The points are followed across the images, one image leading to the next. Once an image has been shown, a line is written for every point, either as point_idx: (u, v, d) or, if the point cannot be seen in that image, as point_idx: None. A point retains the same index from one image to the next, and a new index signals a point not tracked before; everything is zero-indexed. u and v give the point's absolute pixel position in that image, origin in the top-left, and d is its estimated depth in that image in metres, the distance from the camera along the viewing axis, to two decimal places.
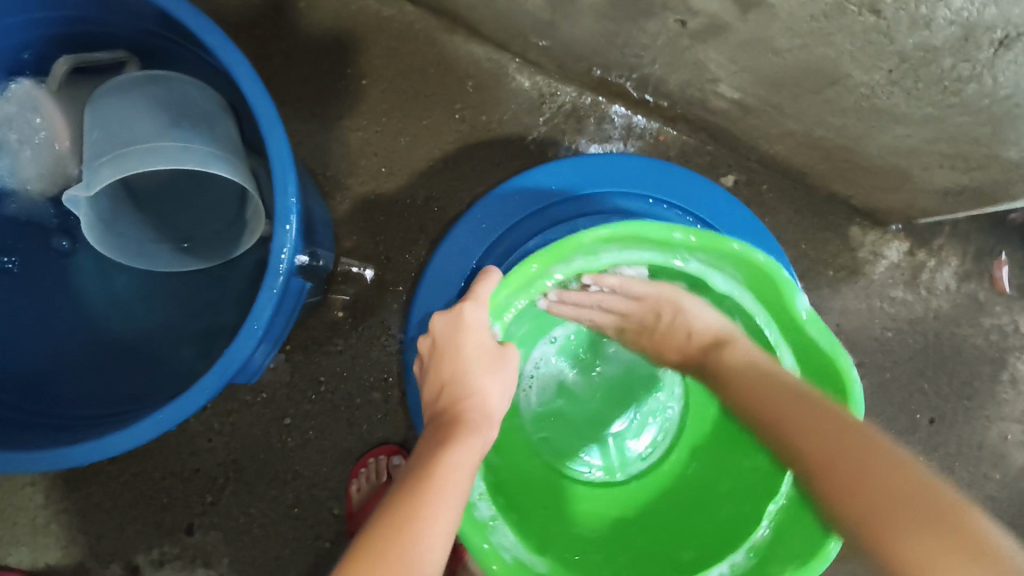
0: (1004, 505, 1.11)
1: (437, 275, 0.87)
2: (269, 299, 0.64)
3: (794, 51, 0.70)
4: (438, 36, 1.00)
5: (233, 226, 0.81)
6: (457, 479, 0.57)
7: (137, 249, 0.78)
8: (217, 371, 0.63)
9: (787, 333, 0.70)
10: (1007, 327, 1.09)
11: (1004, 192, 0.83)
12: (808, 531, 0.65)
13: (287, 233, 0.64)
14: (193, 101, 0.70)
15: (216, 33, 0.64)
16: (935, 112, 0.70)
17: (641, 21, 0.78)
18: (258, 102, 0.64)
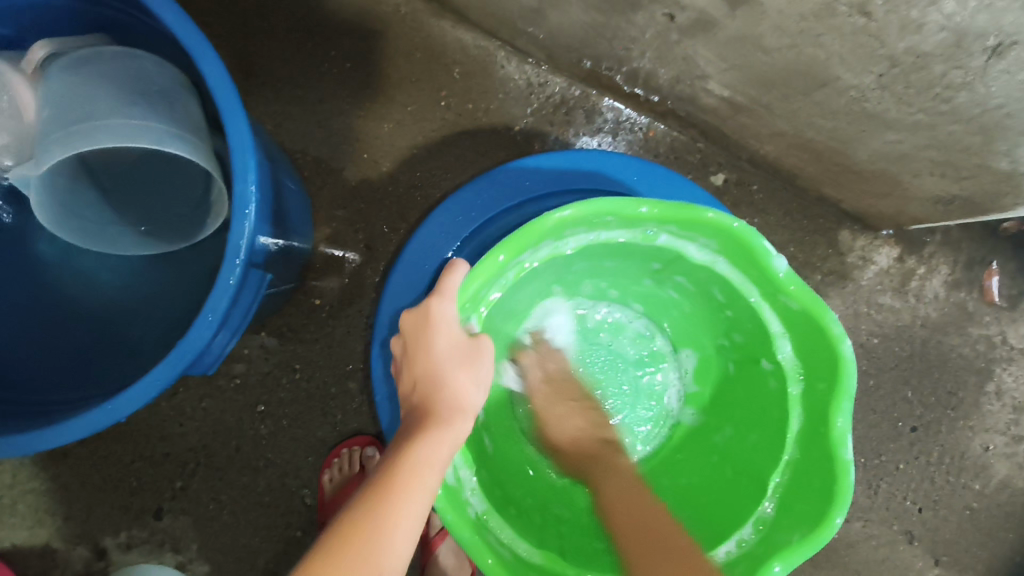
0: (982, 516, 1.10)
1: (410, 269, 0.86)
2: (225, 291, 0.62)
3: (783, 50, 0.68)
4: (426, 20, 0.98)
5: (197, 210, 0.80)
6: (428, 471, 0.56)
7: (96, 235, 0.77)
8: (170, 362, 0.62)
9: (766, 294, 0.64)
10: (995, 338, 1.08)
11: (998, 202, 0.81)
12: (818, 501, 0.60)
13: (245, 222, 0.62)
14: (151, 77, 0.68)
15: (175, 13, 0.61)
16: (926, 118, 0.68)
17: (628, 14, 0.76)
18: (221, 95, 0.61)
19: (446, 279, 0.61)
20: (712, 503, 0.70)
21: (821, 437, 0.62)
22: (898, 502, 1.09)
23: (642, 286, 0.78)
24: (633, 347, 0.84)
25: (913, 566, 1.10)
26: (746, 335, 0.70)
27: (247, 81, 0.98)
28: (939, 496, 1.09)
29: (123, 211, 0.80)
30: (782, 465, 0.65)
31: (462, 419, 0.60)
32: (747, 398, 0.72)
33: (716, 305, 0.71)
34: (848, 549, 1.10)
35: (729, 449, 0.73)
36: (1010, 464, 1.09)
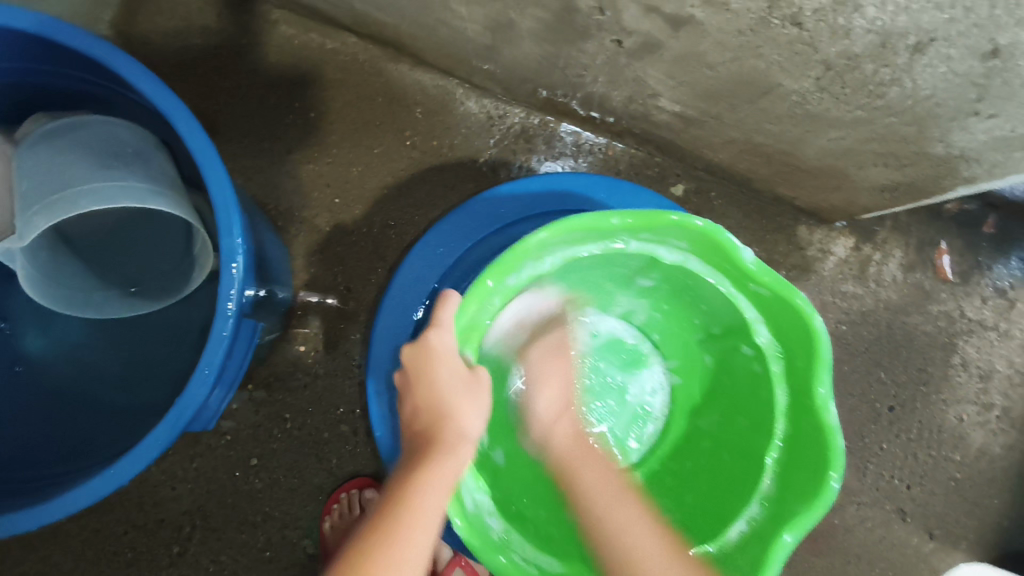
0: (967, 486, 1.15)
1: (395, 306, 0.87)
2: (221, 341, 0.63)
3: (726, 64, 0.73)
4: (384, 65, 1.01)
5: (182, 263, 0.80)
6: (433, 496, 0.58)
7: (83, 301, 0.75)
8: (171, 419, 0.62)
9: (737, 283, 0.67)
10: (953, 312, 1.15)
11: (951, 177, 0.81)
12: (812, 469, 0.62)
13: (234, 273, 0.63)
14: (123, 140, 0.69)
15: (148, 77, 0.63)
16: (864, 114, 0.73)
17: (579, 43, 0.80)
18: (201, 152, 0.63)
19: (445, 313, 0.64)
20: (715, 491, 0.72)
21: (807, 409, 0.64)
22: (887, 481, 1.13)
23: (621, 293, 0.81)
24: (617, 351, 0.87)
25: (909, 542, 1.14)
26: (724, 324, 0.73)
27: (212, 139, 0.99)
28: (924, 471, 1.14)
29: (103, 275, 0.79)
30: (777, 440, 0.67)
31: (463, 445, 0.63)
32: (733, 383, 0.75)
33: (692, 299, 0.74)
34: (847, 534, 1.12)
35: (722, 435, 0.76)
36: (984, 431, 1.15)
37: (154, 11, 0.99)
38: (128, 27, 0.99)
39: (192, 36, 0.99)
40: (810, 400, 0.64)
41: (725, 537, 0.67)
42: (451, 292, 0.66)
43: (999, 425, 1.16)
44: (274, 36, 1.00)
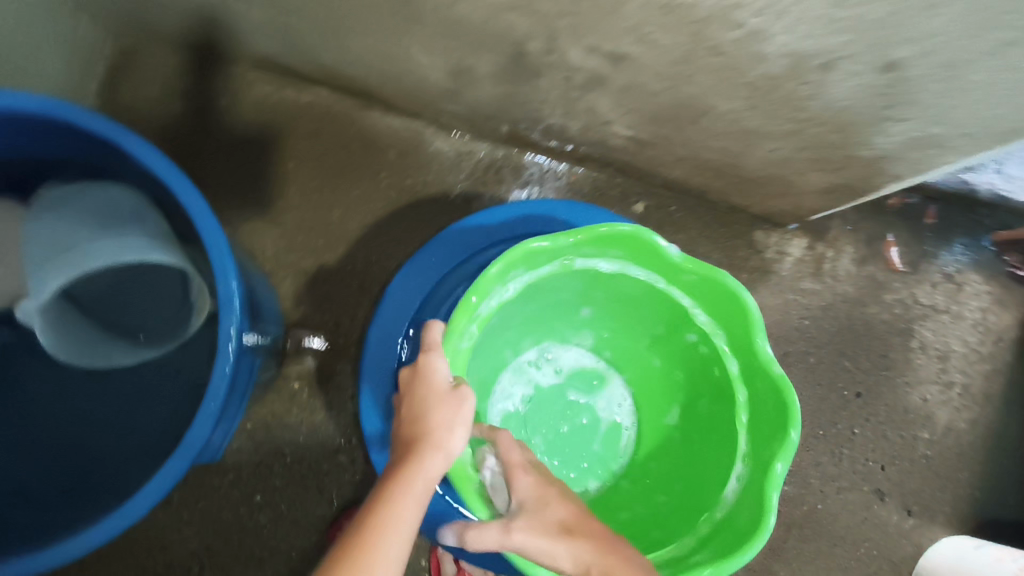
0: (938, 462, 1.22)
1: (382, 337, 0.93)
2: (224, 378, 0.68)
3: (665, 91, 0.81)
4: (357, 114, 1.08)
5: (182, 309, 0.84)
6: (404, 513, 0.59)
7: (94, 352, 0.84)
8: (182, 454, 0.66)
9: (669, 278, 0.75)
10: (907, 299, 1.22)
11: (881, 176, 0.89)
12: (776, 419, 0.69)
13: (232, 316, 0.69)
14: (121, 206, 0.78)
15: (140, 143, 0.68)
16: (794, 126, 0.81)
17: (532, 81, 0.88)
18: (193, 205, 0.69)
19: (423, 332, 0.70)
20: (700, 470, 0.78)
21: (756, 370, 0.71)
22: (863, 464, 1.20)
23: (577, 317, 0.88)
24: (581, 376, 0.94)
25: (889, 521, 1.19)
26: (665, 321, 0.80)
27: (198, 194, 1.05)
28: (896, 451, 1.21)
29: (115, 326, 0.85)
30: (741, 406, 0.73)
31: (437, 454, 0.61)
32: (687, 374, 0.82)
33: (633, 308, 0.82)
34: (830, 518, 1.18)
35: (691, 422, 0.82)
36: (949, 409, 1.23)
37: (136, 79, 1.05)
38: (112, 96, 1.04)
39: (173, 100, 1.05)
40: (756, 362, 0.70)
41: (723, 500, 0.71)
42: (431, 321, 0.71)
43: (962, 402, 1.23)
44: (251, 95, 1.06)
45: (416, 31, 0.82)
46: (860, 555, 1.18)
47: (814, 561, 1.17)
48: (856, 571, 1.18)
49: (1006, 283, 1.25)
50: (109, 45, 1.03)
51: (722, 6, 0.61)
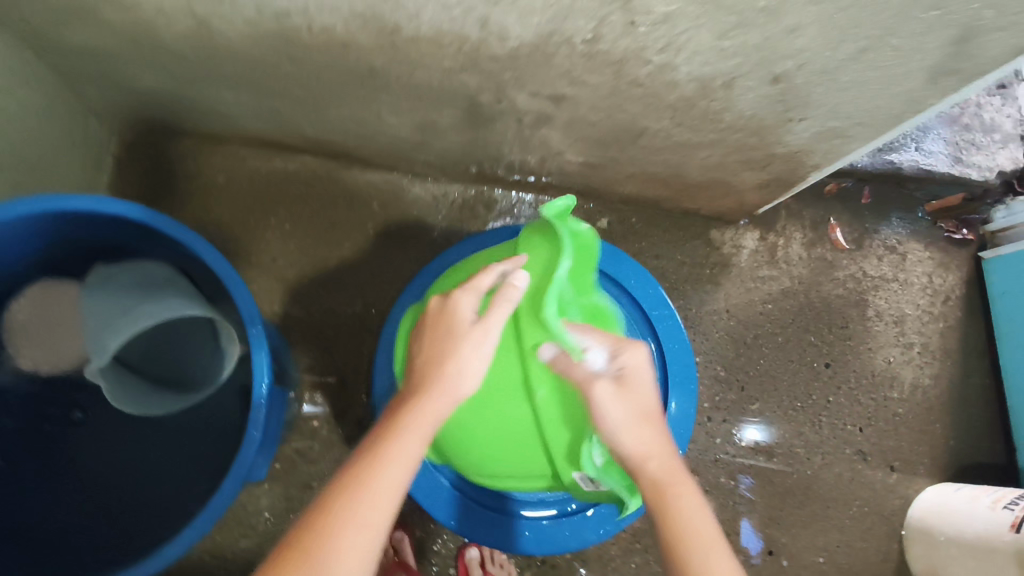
0: (911, 418, 1.32)
1: (387, 367, 1.03)
2: (260, 410, 0.77)
3: (603, 120, 0.94)
4: (339, 173, 1.21)
5: (214, 356, 0.95)
6: (407, 446, 0.64)
7: (144, 401, 0.94)
8: (232, 479, 0.75)
9: None
10: (857, 274, 1.34)
11: (802, 167, 1.02)
12: None
13: (262, 352, 0.77)
14: (155, 274, 0.90)
15: (160, 216, 0.77)
16: (717, 135, 0.94)
17: (489, 126, 1.01)
18: (212, 260, 0.77)
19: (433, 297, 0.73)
20: None
21: None
22: (842, 429, 1.30)
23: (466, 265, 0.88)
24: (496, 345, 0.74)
25: (875, 478, 1.29)
26: None
27: None
28: (870, 413, 1.31)
29: (158, 381, 0.95)
30: None
31: (445, 399, 0.67)
32: None
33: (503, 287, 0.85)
34: (820, 482, 1.27)
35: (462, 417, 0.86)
36: (912, 367, 1.33)
37: (141, 168, 1.16)
38: (121, 186, 1.16)
39: (174, 182, 1.17)
40: None
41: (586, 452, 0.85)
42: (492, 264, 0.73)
43: (923, 359, 1.34)
44: (244, 168, 1.19)
45: (383, 98, 0.95)
46: (853, 514, 1.27)
47: (811, 525, 1.26)
48: (851, 529, 1.26)
49: (944, 247, 1.37)
50: (114, 142, 1.15)
51: (632, 49, 0.74)
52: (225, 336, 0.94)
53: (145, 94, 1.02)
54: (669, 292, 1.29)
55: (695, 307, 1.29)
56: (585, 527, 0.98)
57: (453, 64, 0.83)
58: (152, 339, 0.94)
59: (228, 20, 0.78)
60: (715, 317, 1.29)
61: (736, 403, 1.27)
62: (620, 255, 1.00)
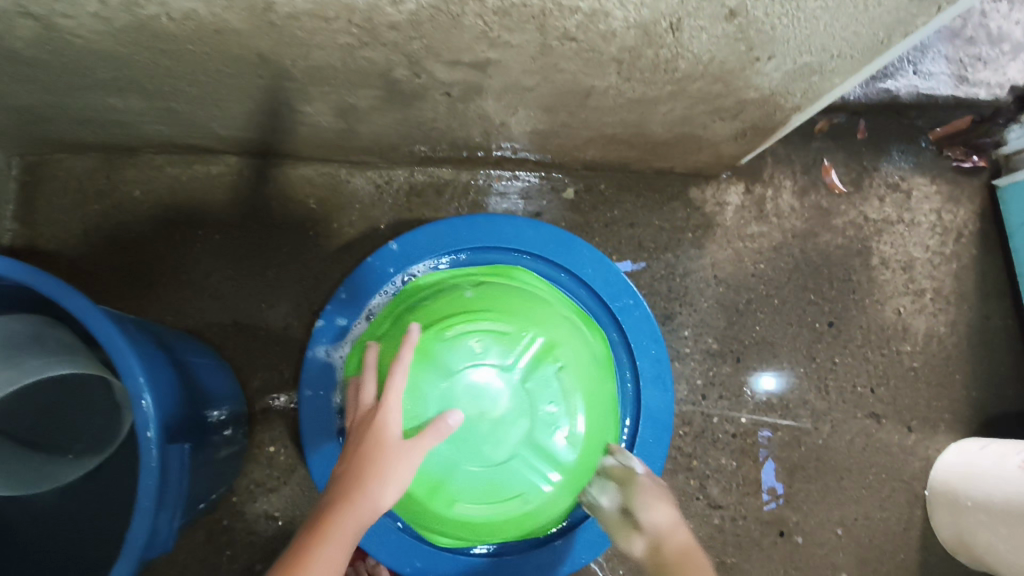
0: (927, 370, 1.21)
1: (313, 410, 0.87)
2: (151, 472, 0.63)
3: (541, 84, 0.80)
4: (268, 171, 1.09)
5: (109, 417, 0.80)
6: (341, 540, 0.60)
7: (36, 475, 0.78)
8: (125, 559, 0.62)
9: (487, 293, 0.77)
10: (858, 219, 1.21)
11: (781, 111, 0.88)
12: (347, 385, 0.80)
13: (145, 407, 0.63)
14: (16, 333, 0.70)
15: None
16: (675, 87, 0.80)
17: (416, 103, 0.87)
18: (60, 296, 0.62)
19: (403, 354, 0.66)
20: None
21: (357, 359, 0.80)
22: (852, 391, 1.19)
23: (562, 322, 0.77)
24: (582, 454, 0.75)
25: (892, 440, 1.18)
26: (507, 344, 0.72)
27: (136, 288, 1.06)
28: (882, 370, 1.20)
29: (43, 447, 0.79)
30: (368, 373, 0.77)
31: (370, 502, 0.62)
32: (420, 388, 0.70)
33: (554, 350, 0.73)
34: (831, 452, 1.17)
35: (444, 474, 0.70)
36: (925, 316, 1.21)
37: (48, 191, 1.06)
38: (29, 215, 1.05)
39: (87, 204, 1.06)
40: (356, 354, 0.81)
41: None
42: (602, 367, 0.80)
43: (937, 306, 1.21)
44: (161, 180, 1.07)
45: (287, 85, 0.82)
46: (869, 483, 1.17)
47: (824, 499, 1.16)
48: (869, 499, 1.17)
49: (953, 178, 1.23)
50: (15, 165, 1.05)
51: None
52: (118, 391, 0.80)
53: (25, 112, 0.90)
54: (649, 262, 1.16)
55: (679, 276, 1.17)
56: (559, 551, 0.91)
57: (350, 40, 0.69)
58: (36, 406, 0.78)
59: (71, 17, 0.65)
60: (702, 285, 1.17)
61: (733, 375, 1.17)
62: (573, 242, 0.91)
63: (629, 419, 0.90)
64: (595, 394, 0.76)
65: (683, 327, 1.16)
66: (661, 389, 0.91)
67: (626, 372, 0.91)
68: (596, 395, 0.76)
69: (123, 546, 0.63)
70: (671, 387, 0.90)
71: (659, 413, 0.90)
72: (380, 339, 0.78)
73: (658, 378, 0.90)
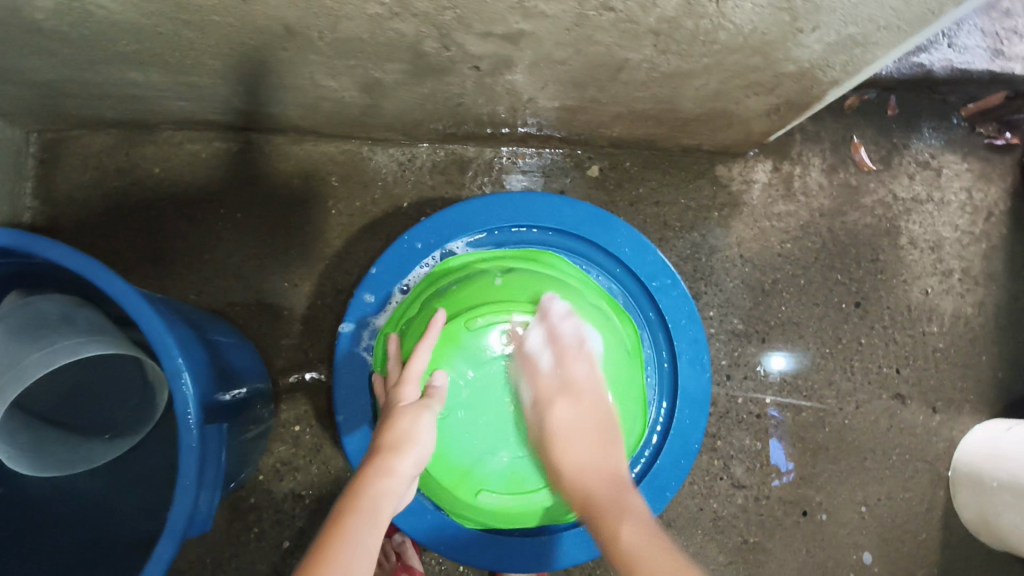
0: (954, 351, 1.19)
1: (348, 383, 0.86)
2: (192, 452, 0.63)
3: (573, 57, 0.78)
4: (289, 149, 1.07)
5: (145, 392, 0.83)
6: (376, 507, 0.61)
7: (72, 457, 0.75)
8: (168, 537, 0.62)
9: (515, 278, 0.75)
10: (887, 198, 1.19)
11: (818, 86, 0.86)
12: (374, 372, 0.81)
13: (184, 388, 0.63)
14: (45, 312, 0.71)
15: (11, 234, 0.60)
16: (712, 59, 0.78)
17: (443, 77, 0.85)
18: (94, 276, 0.61)
19: (431, 334, 0.69)
20: None
21: (383, 343, 0.80)
22: (877, 372, 1.18)
23: (593, 315, 0.75)
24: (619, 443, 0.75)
25: (916, 422, 1.17)
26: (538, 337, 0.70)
27: (159, 267, 1.05)
28: (908, 350, 1.18)
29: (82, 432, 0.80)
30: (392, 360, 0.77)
31: (397, 464, 0.64)
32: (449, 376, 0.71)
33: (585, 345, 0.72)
34: (856, 433, 1.16)
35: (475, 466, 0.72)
36: (953, 296, 1.19)
37: (67, 169, 1.04)
38: (49, 192, 1.04)
39: (107, 182, 1.05)
40: (382, 339, 0.81)
41: None
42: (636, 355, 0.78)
43: (964, 286, 1.20)
44: (181, 157, 1.06)
45: (313, 59, 0.80)
46: (893, 464, 1.17)
47: (847, 480, 1.16)
48: (892, 479, 1.16)
49: (985, 156, 1.20)
50: (34, 141, 1.03)
51: None
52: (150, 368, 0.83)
53: (45, 86, 0.88)
54: (675, 241, 1.15)
55: (705, 255, 1.15)
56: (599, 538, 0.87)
57: (381, 10, 0.67)
58: (72, 388, 0.82)
59: None
60: (728, 265, 1.16)
61: (758, 355, 1.15)
62: (610, 220, 0.89)
63: (666, 400, 0.90)
64: (631, 386, 0.75)
65: (708, 308, 1.15)
66: (698, 370, 0.90)
67: (662, 352, 0.90)
68: (630, 386, 0.75)
69: (164, 525, 0.63)
70: (709, 367, 0.89)
71: (695, 396, 0.89)
72: (405, 323, 0.77)
73: (695, 360, 0.89)
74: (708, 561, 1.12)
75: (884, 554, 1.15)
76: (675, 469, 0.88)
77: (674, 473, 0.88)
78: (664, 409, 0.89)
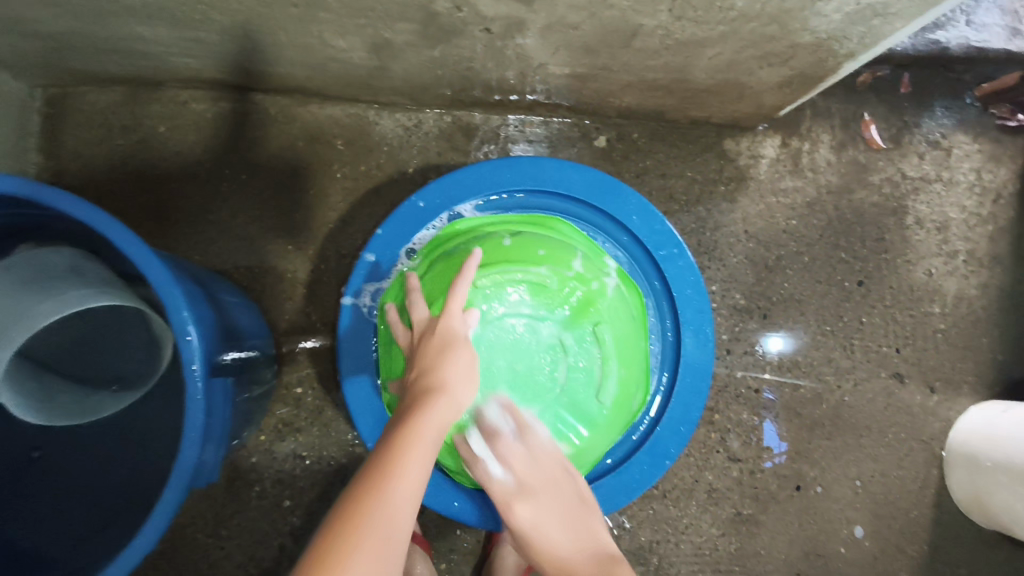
0: (955, 332, 1.20)
1: (354, 341, 0.87)
2: (197, 404, 0.63)
3: (587, 21, 0.77)
4: (295, 111, 1.06)
5: (149, 348, 0.82)
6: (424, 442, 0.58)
7: (81, 409, 0.78)
8: (173, 487, 0.63)
9: (522, 241, 0.76)
10: (895, 176, 1.18)
11: (833, 58, 0.85)
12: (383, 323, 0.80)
13: (190, 340, 0.63)
14: (54, 263, 0.71)
15: (15, 181, 0.60)
16: (727, 27, 0.77)
17: (454, 39, 0.84)
18: (100, 226, 0.61)
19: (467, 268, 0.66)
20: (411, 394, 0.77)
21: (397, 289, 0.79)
22: (877, 351, 1.18)
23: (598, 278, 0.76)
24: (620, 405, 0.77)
25: (914, 401, 1.18)
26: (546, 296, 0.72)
27: (162, 227, 1.04)
28: (908, 330, 1.19)
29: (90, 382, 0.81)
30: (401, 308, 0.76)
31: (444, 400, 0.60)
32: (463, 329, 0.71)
33: (591, 306, 0.74)
34: (853, 411, 1.17)
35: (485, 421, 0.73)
36: (957, 278, 1.19)
37: (72, 125, 1.04)
38: (53, 148, 1.03)
39: (112, 140, 1.04)
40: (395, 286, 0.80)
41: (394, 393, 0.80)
42: (641, 320, 0.80)
43: (969, 268, 1.20)
44: (186, 116, 1.05)
45: (322, 16, 0.79)
46: (888, 442, 1.18)
47: (842, 456, 1.17)
48: (886, 457, 1.18)
49: (996, 137, 1.19)
50: (38, 96, 1.03)
51: None
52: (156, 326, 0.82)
53: (50, 38, 0.87)
54: (680, 215, 1.14)
55: (709, 229, 1.15)
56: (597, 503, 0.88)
57: None
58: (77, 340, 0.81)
59: None
60: (732, 240, 1.15)
61: (759, 331, 1.16)
62: (619, 188, 0.89)
63: (668, 369, 0.90)
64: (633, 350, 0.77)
65: (712, 282, 1.15)
66: (703, 341, 0.90)
67: (666, 321, 0.91)
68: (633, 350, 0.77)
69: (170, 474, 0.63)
70: (712, 338, 0.90)
71: (698, 365, 0.89)
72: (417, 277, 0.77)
73: (700, 330, 0.89)
74: (701, 532, 1.14)
75: (875, 529, 1.17)
76: (675, 437, 0.89)
77: (675, 440, 0.89)
78: (665, 378, 0.90)
